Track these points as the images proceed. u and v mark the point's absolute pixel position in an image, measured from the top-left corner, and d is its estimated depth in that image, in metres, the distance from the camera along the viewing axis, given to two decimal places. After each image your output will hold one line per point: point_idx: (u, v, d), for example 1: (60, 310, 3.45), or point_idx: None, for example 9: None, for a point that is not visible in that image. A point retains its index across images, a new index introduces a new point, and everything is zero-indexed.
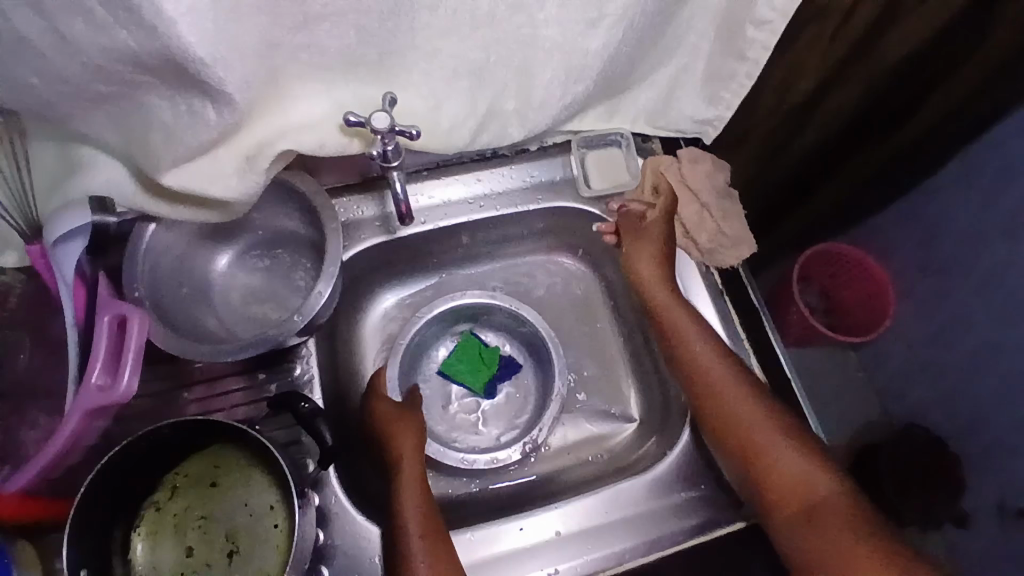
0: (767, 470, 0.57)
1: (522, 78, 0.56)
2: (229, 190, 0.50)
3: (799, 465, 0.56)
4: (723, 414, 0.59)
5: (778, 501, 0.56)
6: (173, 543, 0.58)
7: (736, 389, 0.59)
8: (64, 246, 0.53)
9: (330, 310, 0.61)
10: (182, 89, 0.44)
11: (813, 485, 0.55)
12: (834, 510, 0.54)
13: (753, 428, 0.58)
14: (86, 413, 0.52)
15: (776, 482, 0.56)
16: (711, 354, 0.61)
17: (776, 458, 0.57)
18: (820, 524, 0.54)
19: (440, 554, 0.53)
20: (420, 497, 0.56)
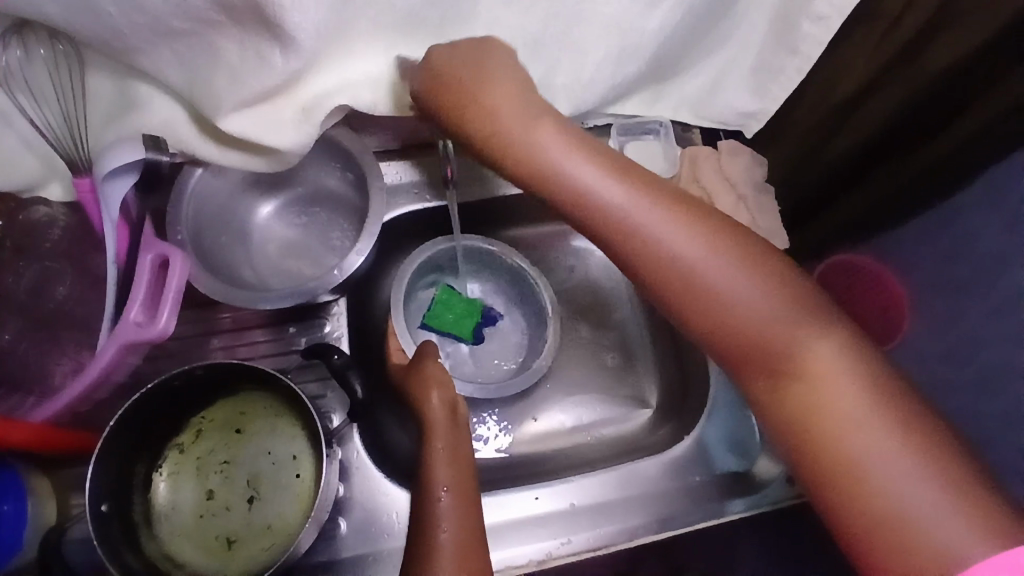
0: (746, 331, 0.47)
1: (575, 56, 0.57)
2: (282, 139, 0.52)
3: (782, 322, 0.46)
4: (688, 286, 0.48)
5: (758, 366, 0.47)
6: (194, 485, 0.59)
7: (692, 244, 0.48)
8: (113, 182, 0.53)
9: (364, 268, 0.62)
10: (254, 31, 0.45)
11: (804, 344, 0.46)
12: (834, 373, 0.45)
13: (710, 287, 0.47)
14: (122, 347, 0.52)
15: (760, 344, 0.47)
16: (639, 206, 0.48)
17: (736, 318, 0.47)
18: (810, 391, 0.45)
19: (467, 524, 0.51)
20: (450, 461, 0.54)
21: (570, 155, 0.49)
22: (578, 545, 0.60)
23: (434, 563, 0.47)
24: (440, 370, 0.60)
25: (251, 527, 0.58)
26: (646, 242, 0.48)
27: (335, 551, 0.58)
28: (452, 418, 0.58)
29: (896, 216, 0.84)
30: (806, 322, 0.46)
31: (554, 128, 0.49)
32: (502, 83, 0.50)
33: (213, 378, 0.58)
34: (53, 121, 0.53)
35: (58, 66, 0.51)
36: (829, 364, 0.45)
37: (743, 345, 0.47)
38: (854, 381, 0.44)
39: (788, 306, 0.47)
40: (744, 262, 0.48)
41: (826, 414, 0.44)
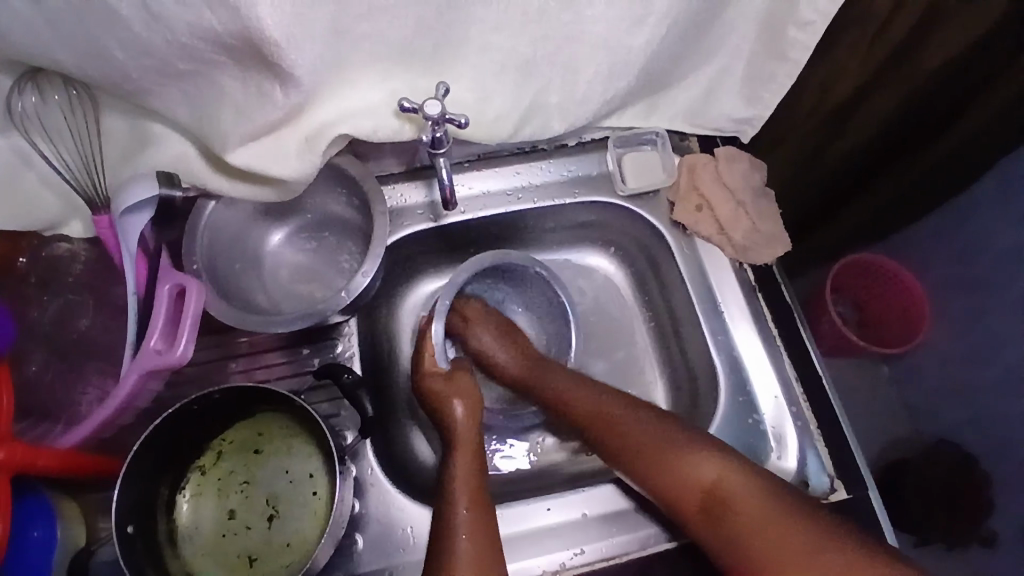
0: (658, 467, 0.57)
1: (567, 74, 0.58)
2: (288, 169, 0.54)
3: (664, 445, 0.57)
4: (617, 441, 0.60)
5: (682, 500, 0.55)
6: (215, 504, 0.61)
7: (592, 399, 0.62)
8: (131, 217, 0.56)
9: (372, 288, 0.64)
10: (255, 69, 0.48)
11: (704, 477, 0.55)
12: (729, 486, 0.54)
13: (614, 417, 0.61)
14: (142, 374, 0.54)
15: (668, 479, 0.56)
16: (541, 366, 0.67)
17: (634, 438, 0.59)
18: (734, 514, 0.53)
19: (485, 535, 0.52)
20: (472, 475, 0.56)
21: (513, 362, 0.68)
22: (590, 555, 0.60)
23: (454, 569, 0.50)
24: (466, 381, 0.63)
25: (272, 544, 0.60)
26: (579, 400, 0.63)
27: (352, 567, 0.59)
28: (474, 429, 0.61)
29: (906, 205, 0.85)
30: (684, 448, 0.56)
31: (498, 326, 0.70)
32: (506, 331, 0.69)
33: (229, 401, 0.60)
34: (69, 161, 0.56)
35: (74, 108, 0.55)
36: (718, 479, 0.54)
37: (665, 489, 0.56)
38: (744, 484, 0.54)
39: (664, 433, 0.58)
40: (637, 412, 0.60)
41: (736, 521, 0.53)
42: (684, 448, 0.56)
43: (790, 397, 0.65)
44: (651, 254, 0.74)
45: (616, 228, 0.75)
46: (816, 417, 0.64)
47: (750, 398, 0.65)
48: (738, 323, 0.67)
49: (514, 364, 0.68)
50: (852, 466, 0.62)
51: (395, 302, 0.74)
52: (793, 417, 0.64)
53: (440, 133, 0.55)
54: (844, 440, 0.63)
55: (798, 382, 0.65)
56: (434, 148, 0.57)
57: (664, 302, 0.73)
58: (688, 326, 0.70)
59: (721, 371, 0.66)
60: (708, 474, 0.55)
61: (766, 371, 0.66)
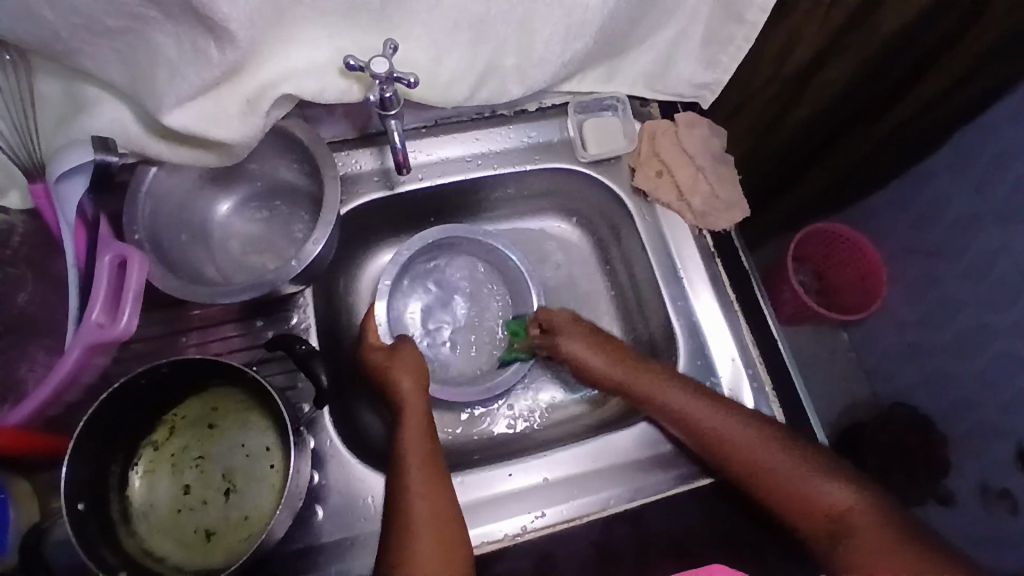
0: (791, 491, 0.57)
1: (523, 34, 0.57)
2: (232, 132, 0.52)
3: (790, 472, 0.57)
4: (757, 474, 0.58)
5: (817, 527, 0.56)
6: (170, 481, 0.60)
7: (726, 421, 0.60)
8: (67, 183, 0.53)
9: (328, 257, 0.62)
10: (188, 25, 0.46)
11: (841, 502, 0.56)
12: (845, 506, 0.56)
13: (713, 430, 0.59)
14: (86, 348, 0.53)
15: (796, 505, 0.56)
16: (635, 373, 0.64)
17: (745, 453, 0.58)
18: (858, 538, 0.54)
19: (441, 505, 0.54)
20: (424, 445, 0.57)
21: (605, 361, 0.65)
22: (552, 518, 0.61)
23: (411, 538, 0.52)
24: (412, 351, 0.62)
25: (229, 519, 0.59)
26: (709, 424, 0.60)
27: (314, 538, 0.59)
28: (421, 399, 0.60)
29: (869, 166, 0.86)
30: (802, 474, 0.57)
31: (586, 331, 0.67)
32: (611, 349, 0.66)
33: (179, 376, 0.58)
34: (5, 132, 0.54)
35: (8, 76, 0.53)
36: (848, 506, 0.56)
37: (800, 515, 0.56)
38: (872, 517, 0.55)
39: (806, 465, 0.58)
40: (793, 454, 0.58)
41: (866, 554, 0.53)
42: (824, 477, 0.57)
43: (747, 360, 0.65)
44: (613, 222, 0.73)
45: (578, 195, 0.74)
46: (772, 379, 0.65)
47: (707, 361, 0.66)
48: (696, 289, 0.67)
49: (610, 364, 0.65)
50: (804, 426, 0.63)
51: (354, 273, 0.73)
52: (748, 378, 0.65)
53: (389, 93, 0.53)
54: (797, 400, 0.64)
55: (753, 346, 0.66)
56: (383, 110, 0.55)
57: (626, 269, 0.73)
58: (648, 293, 0.70)
59: (680, 336, 0.66)
60: (825, 489, 0.56)
61: (723, 336, 0.66)
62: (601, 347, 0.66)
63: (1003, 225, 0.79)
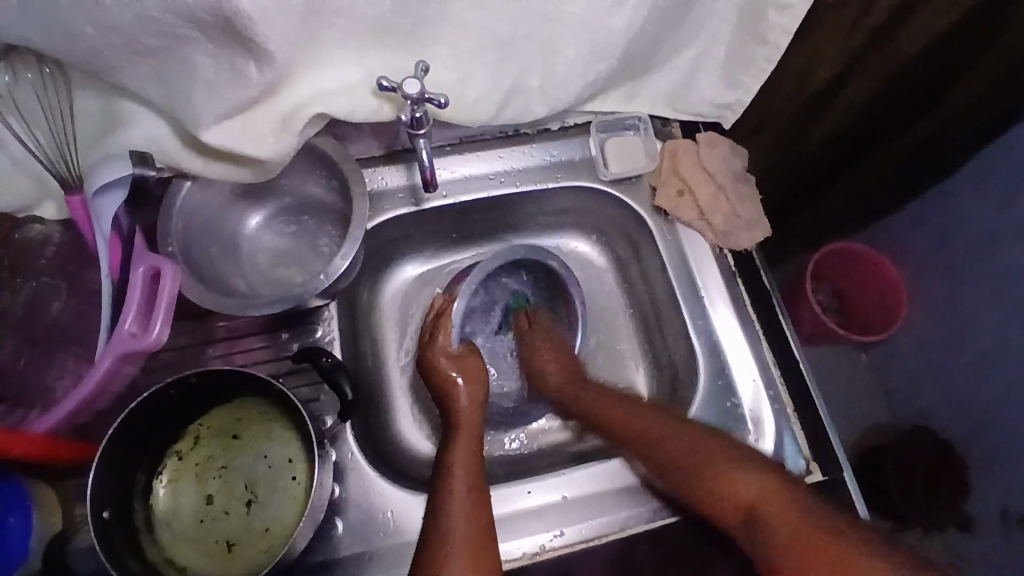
0: (702, 480, 0.56)
1: (548, 55, 0.58)
2: (265, 149, 0.53)
3: (705, 458, 0.57)
4: (670, 459, 0.58)
5: (727, 510, 0.54)
6: (193, 490, 0.61)
7: (638, 413, 0.62)
8: (104, 197, 0.56)
9: (351, 275, 0.63)
10: (227, 46, 0.47)
11: (746, 484, 0.54)
12: (760, 493, 0.53)
13: (640, 422, 0.62)
14: (118, 357, 0.54)
15: (710, 493, 0.55)
16: (573, 373, 0.67)
17: (665, 443, 0.59)
18: (768, 523, 0.51)
19: (480, 521, 0.54)
20: (472, 457, 0.58)
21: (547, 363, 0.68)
22: (569, 537, 0.61)
23: (444, 548, 0.52)
24: (478, 370, 0.64)
25: (250, 530, 0.59)
26: (619, 419, 0.63)
27: (333, 551, 0.59)
28: (478, 416, 0.62)
29: (889, 181, 0.86)
30: (718, 459, 0.56)
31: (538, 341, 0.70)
32: (554, 351, 0.68)
33: (207, 386, 0.59)
34: (43, 142, 0.56)
35: (47, 88, 0.54)
36: (760, 491, 0.53)
37: (711, 503, 0.55)
38: (773, 495, 0.52)
39: (705, 446, 0.57)
40: (707, 440, 0.58)
41: (773, 535, 0.50)
42: (726, 459, 0.56)
43: (768, 380, 0.65)
44: (633, 240, 0.74)
45: (599, 213, 0.75)
46: (793, 399, 0.65)
47: (728, 380, 0.65)
48: (717, 308, 0.68)
49: (550, 364, 0.68)
50: (826, 447, 0.63)
51: (376, 287, 0.74)
52: (770, 400, 0.65)
53: (420, 113, 0.55)
54: (819, 421, 0.64)
55: (775, 365, 0.66)
56: (414, 129, 0.56)
57: (645, 286, 0.73)
58: (668, 311, 0.70)
59: (701, 355, 0.66)
60: (739, 474, 0.54)
61: (745, 354, 0.66)
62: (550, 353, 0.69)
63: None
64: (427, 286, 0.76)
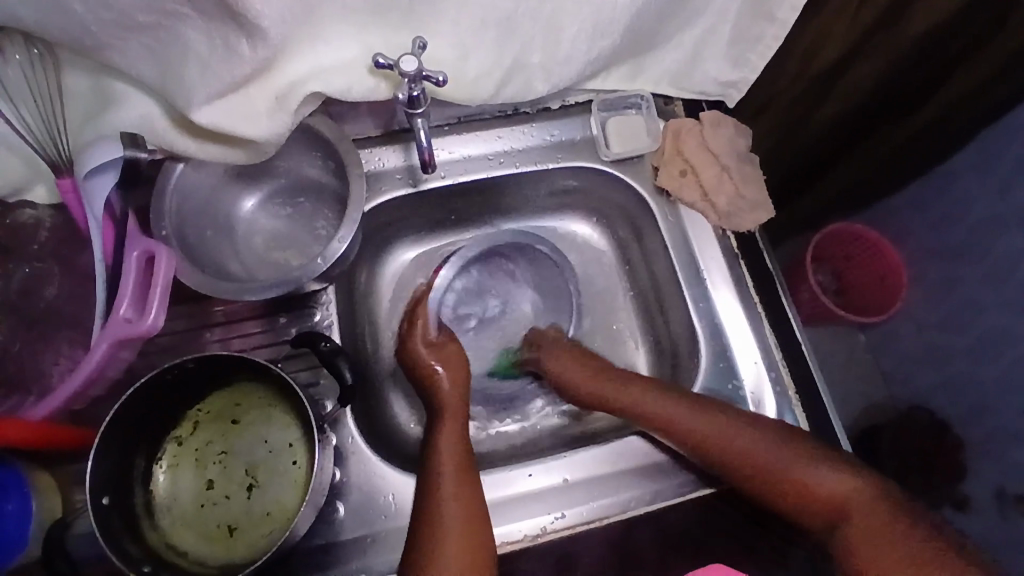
0: (792, 490, 0.56)
1: (550, 33, 0.56)
2: (260, 129, 0.52)
3: (786, 462, 0.57)
4: (750, 467, 0.58)
5: (812, 513, 0.56)
6: (193, 475, 0.60)
7: (710, 423, 0.59)
8: (96, 179, 0.55)
9: (350, 255, 0.63)
10: (218, 22, 0.46)
11: (836, 491, 0.55)
12: (842, 495, 0.55)
13: (714, 436, 0.59)
14: (113, 342, 0.53)
15: (800, 497, 0.56)
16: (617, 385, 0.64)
17: (745, 452, 0.58)
18: (853, 530, 0.54)
19: (472, 505, 0.54)
20: (458, 446, 0.58)
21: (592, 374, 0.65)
22: (571, 519, 0.60)
23: (434, 536, 0.53)
24: (456, 357, 0.65)
25: (251, 514, 0.59)
26: (681, 424, 0.59)
27: (333, 534, 0.59)
28: (463, 406, 0.62)
29: (892, 166, 0.85)
30: (804, 462, 0.56)
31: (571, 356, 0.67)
32: (581, 359, 0.66)
33: (206, 371, 0.59)
34: (30, 123, 0.53)
35: (36, 69, 0.52)
36: (848, 496, 0.55)
37: (800, 508, 0.56)
38: (862, 501, 0.54)
39: (787, 451, 0.57)
40: (770, 440, 0.58)
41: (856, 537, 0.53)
42: (810, 463, 0.56)
43: (769, 362, 0.65)
44: (634, 221, 0.73)
45: (600, 194, 0.74)
46: (795, 382, 0.64)
47: (729, 362, 0.65)
48: (719, 290, 0.67)
49: (592, 377, 0.65)
50: (827, 430, 0.62)
51: (374, 270, 0.73)
52: (771, 382, 0.64)
53: (417, 91, 0.53)
54: (820, 404, 0.64)
55: (777, 348, 0.65)
56: (411, 108, 0.55)
57: (646, 268, 0.73)
58: (669, 293, 0.69)
59: (703, 337, 0.66)
60: (825, 478, 0.56)
61: (746, 336, 0.66)
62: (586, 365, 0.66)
63: None
64: (425, 269, 0.75)
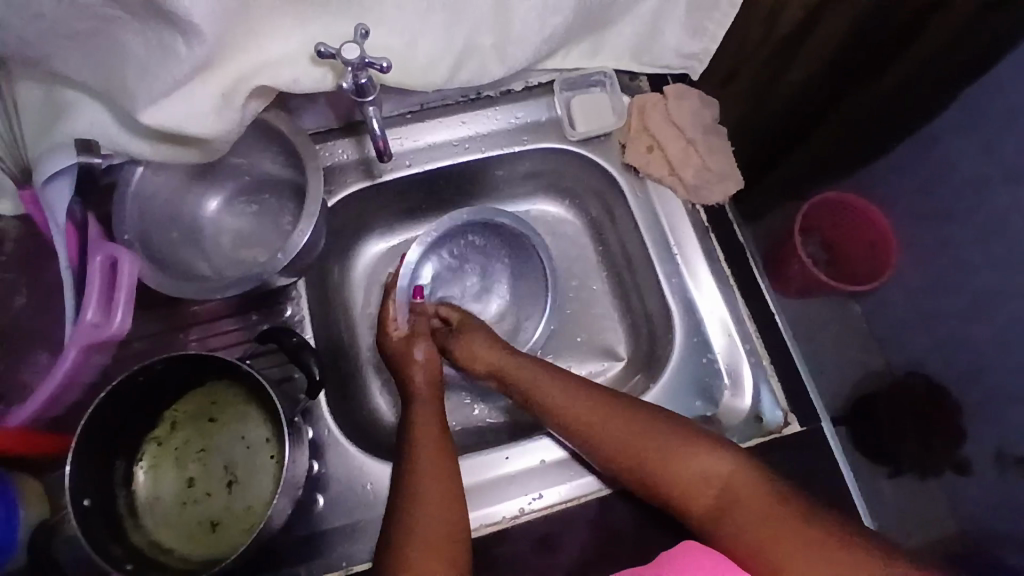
0: (656, 466, 0.55)
1: (499, 11, 0.56)
2: (207, 128, 0.52)
3: (659, 446, 0.56)
4: (618, 445, 0.57)
5: (688, 501, 0.54)
6: (174, 475, 0.61)
7: (579, 397, 0.60)
8: (55, 185, 0.54)
9: (318, 246, 0.62)
10: (152, 22, 0.46)
11: (717, 472, 0.53)
12: (735, 482, 0.52)
13: (574, 407, 0.60)
14: (83, 348, 0.54)
15: (670, 484, 0.54)
16: (510, 363, 0.64)
17: (614, 423, 0.58)
18: (731, 524, 0.51)
19: (445, 473, 0.55)
20: (434, 425, 0.59)
21: (480, 355, 0.65)
22: (548, 499, 0.61)
23: (417, 503, 0.53)
24: (433, 348, 0.66)
25: (233, 509, 0.60)
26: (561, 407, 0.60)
27: (315, 525, 0.59)
28: (437, 390, 0.63)
29: (868, 133, 0.84)
30: (682, 451, 0.55)
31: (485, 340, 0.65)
32: (494, 346, 0.65)
33: (178, 372, 0.59)
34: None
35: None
36: (727, 477, 0.53)
37: (670, 492, 0.54)
38: (750, 482, 0.52)
39: (655, 426, 0.57)
40: (654, 423, 0.57)
41: (739, 525, 0.50)
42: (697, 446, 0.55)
43: (743, 334, 0.64)
44: (605, 200, 0.72)
45: (569, 173, 0.73)
46: (770, 353, 0.64)
47: (702, 337, 0.65)
48: (691, 264, 0.66)
49: (484, 357, 0.65)
50: (804, 400, 0.62)
51: (347, 262, 0.73)
52: (745, 353, 0.64)
53: (365, 79, 0.53)
54: (796, 373, 0.63)
55: (749, 320, 0.65)
56: (360, 97, 0.54)
57: (620, 246, 0.72)
58: (642, 270, 0.69)
59: (675, 313, 0.65)
60: (699, 463, 0.54)
61: (719, 310, 0.65)
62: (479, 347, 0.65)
63: None
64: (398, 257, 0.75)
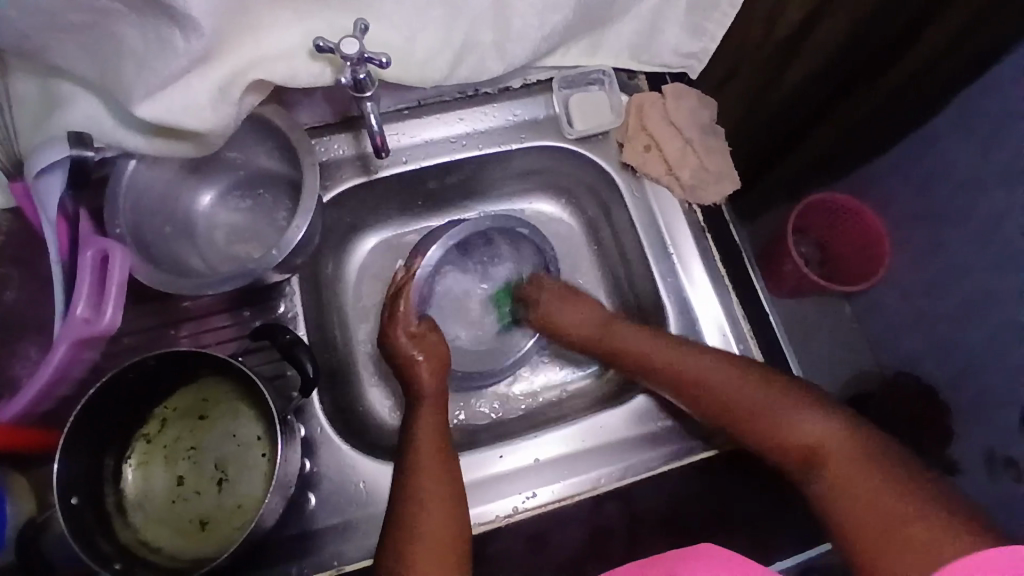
0: (765, 422, 0.57)
1: (499, 8, 0.55)
2: (202, 120, 0.51)
3: (768, 401, 0.57)
4: (722, 401, 0.59)
5: (788, 454, 0.56)
6: (164, 472, 0.60)
7: (693, 359, 0.60)
8: (45, 179, 0.53)
9: (313, 242, 0.61)
10: (147, 13, 0.45)
11: (816, 433, 0.55)
12: (837, 446, 0.55)
13: (679, 363, 0.60)
14: (73, 343, 0.53)
15: (773, 438, 0.57)
16: (605, 325, 0.65)
17: (714, 379, 0.59)
18: (836, 476, 0.54)
19: (444, 478, 0.55)
20: (438, 427, 0.59)
21: (579, 316, 0.66)
22: (542, 497, 0.61)
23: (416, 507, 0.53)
24: (437, 348, 0.64)
25: (224, 507, 0.60)
26: (662, 362, 0.61)
27: (308, 524, 0.59)
28: (442, 394, 0.62)
29: (862, 133, 0.85)
30: (792, 411, 0.57)
31: (585, 304, 0.67)
32: (588, 304, 0.67)
33: (168, 369, 0.58)
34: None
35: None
36: (830, 438, 0.55)
37: (776, 443, 0.57)
38: (848, 445, 0.55)
39: (764, 389, 0.58)
40: (762, 383, 0.58)
41: (839, 483, 0.53)
42: (798, 406, 0.57)
43: (738, 335, 0.64)
44: (602, 199, 0.72)
45: (566, 171, 0.73)
46: (765, 354, 0.64)
47: (697, 337, 0.65)
48: (687, 264, 0.66)
49: (577, 320, 0.66)
50: None
51: (341, 259, 0.72)
52: (740, 354, 0.64)
53: (362, 74, 0.52)
54: (790, 375, 0.63)
55: (744, 321, 0.65)
56: (358, 92, 0.54)
57: (616, 245, 0.72)
58: (638, 270, 0.69)
59: (669, 311, 0.66)
60: (809, 420, 0.56)
61: (713, 310, 0.65)
62: (581, 308, 0.67)
63: (1007, 188, 0.77)
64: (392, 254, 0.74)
